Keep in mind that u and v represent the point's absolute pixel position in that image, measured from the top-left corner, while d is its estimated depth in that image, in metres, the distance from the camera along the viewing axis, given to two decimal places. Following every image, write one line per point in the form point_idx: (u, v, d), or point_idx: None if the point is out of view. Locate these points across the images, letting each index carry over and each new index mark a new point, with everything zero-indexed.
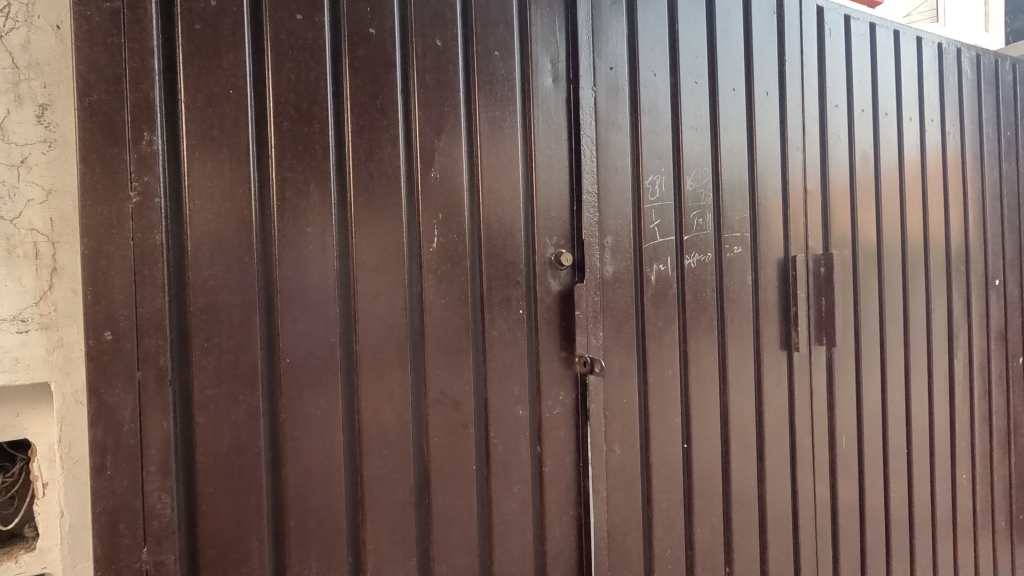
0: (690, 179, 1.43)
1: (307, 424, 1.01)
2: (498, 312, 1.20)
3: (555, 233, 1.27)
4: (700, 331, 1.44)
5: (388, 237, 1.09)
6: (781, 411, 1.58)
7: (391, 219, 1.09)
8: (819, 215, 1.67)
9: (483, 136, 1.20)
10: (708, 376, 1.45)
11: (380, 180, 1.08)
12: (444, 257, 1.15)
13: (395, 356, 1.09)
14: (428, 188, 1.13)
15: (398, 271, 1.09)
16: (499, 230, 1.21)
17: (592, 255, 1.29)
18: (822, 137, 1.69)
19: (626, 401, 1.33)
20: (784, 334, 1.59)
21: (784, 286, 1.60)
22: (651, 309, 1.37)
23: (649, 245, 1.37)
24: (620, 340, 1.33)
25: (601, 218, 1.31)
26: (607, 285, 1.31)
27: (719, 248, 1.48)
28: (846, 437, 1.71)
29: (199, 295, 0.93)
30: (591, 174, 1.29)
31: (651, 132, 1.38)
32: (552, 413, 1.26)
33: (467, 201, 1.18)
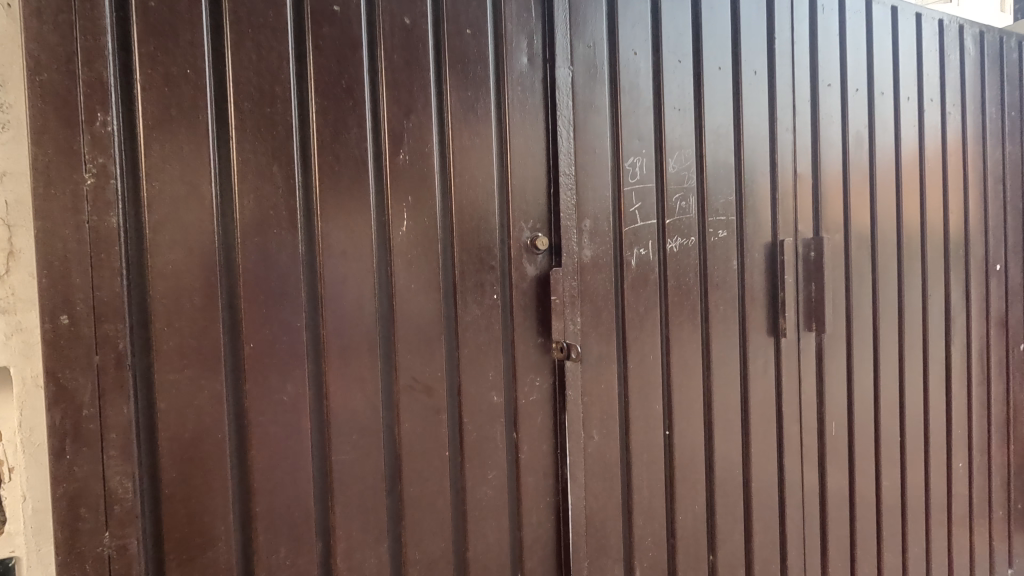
0: (672, 162, 1.40)
1: (274, 408, 1.00)
2: (471, 297, 1.18)
3: (531, 216, 1.25)
4: (682, 317, 1.41)
5: (355, 220, 1.07)
6: (768, 397, 1.55)
7: (359, 203, 1.08)
8: (809, 199, 1.63)
9: (456, 117, 1.17)
10: (691, 363, 1.43)
11: (347, 163, 1.07)
12: (414, 241, 1.13)
13: (364, 341, 1.08)
14: (397, 170, 1.11)
15: (366, 255, 1.08)
16: (472, 213, 1.19)
17: (568, 238, 1.26)
18: (814, 118, 1.64)
19: (605, 387, 1.31)
20: (770, 320, 1.56)
21: (771, 271, 1.56)
22: (632, 293, 1.34)
23: (629, 229, 1.34)
24: (598, 326, 1.30)
25: (578, 201, 1.28)
26: (585, 270, 1.28)
27: (703, 232, 1.45)
28: (837, 425, 1.68)
29: (160, 279, 0.92)
30: (568, 156, 1.27)
31: (632, 113, 1.34)
32: (528, 399, 1.25)
33: (438, 185, 1.16)
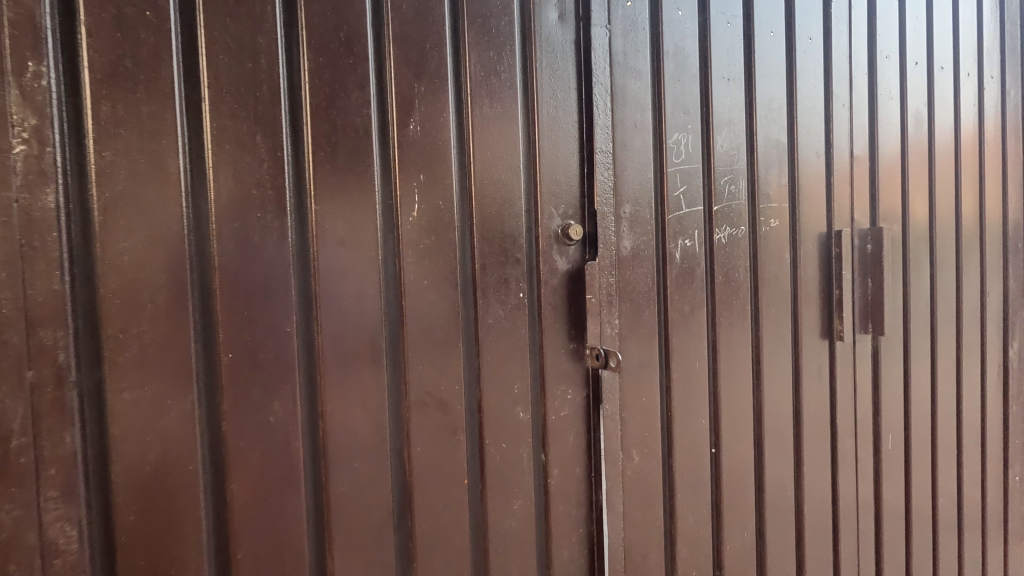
0: (719, 140, 1.21)
1: (257, 431, 0.82)
2: (493, 295, 1.00)
3: (563, 201, 1.07)
4: (730, 319, 1.24)
5: (357, 203, 0.89)
6: (822, 407, 1.38)
7: (360, 183, 0.89)
8: (866, 184, 1.45)
9: (476, 81, 0.99)
10: (739, 370, 1.25)
11: (346, 134, 0.88)
12: (427, 229, 0.94)
13: (367, 348, 0.90)
14: (406, 144, 0.93)
15: (370, 245, 0.90)
16: (494, 197, 1.00)
17: (605, 227, 1.08)
18: (871, 93, 1.45)
19: (646, 399, 1.14)
20: (825, 321, 1.39)
21: (825, 266, 1.39)
22: (675, 291, 1.17)
23: (673, 216, 1.16)
24: (638, 329, 1.13)
25: (616, 183, 1.10)
26: (623, 264, 1.11)
27: (753, 221, 1.27)
28: (893, 438, 1.51)
29: (112, 274, 0.73)
30: (604, 131, 1.09)
31: (676, 81, 1.16)
32: (559, 416, 1.07)
33: (455, 162, 0.98)
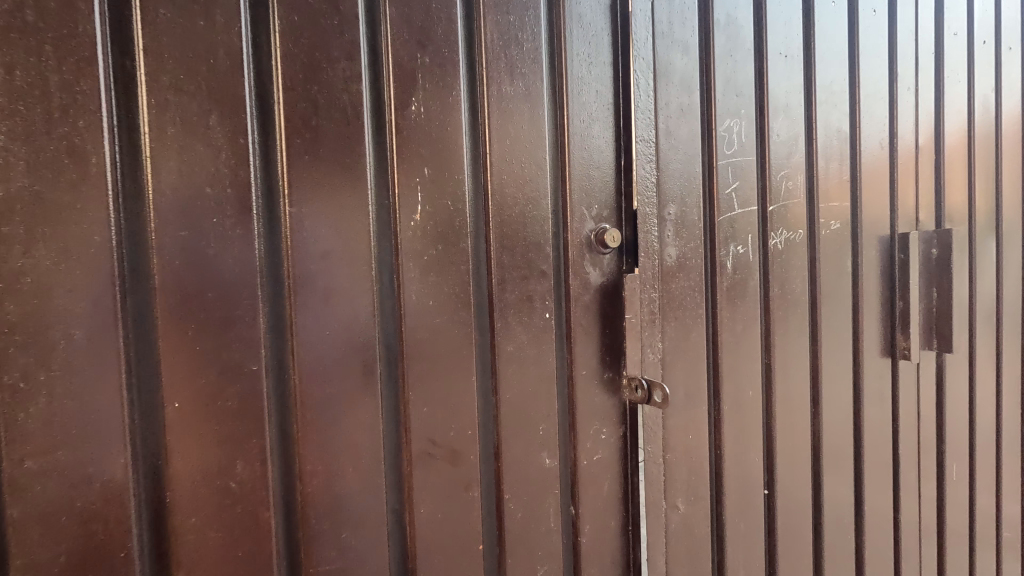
0: (775, 128, 1.03)
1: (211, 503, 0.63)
2: (514, 317, 0.81)
3: (596, 201, 0.88)
4: (786, 338, 1.06)
5: (344, 203, 0.70)
6: (883, 436, 1.21)
7: (349, 179, 0.70)
8: (931, 180, 1.27)
9: (493, 52, 0.80)
10: (795, 397, 1.08)
11: (329, 116, 0.69)
12: (433, 237, 0.76)
13: (358, 388, 0.71)
14: (406, 129, 0.74)
15: (360, 257, 0.71)
16: (515, 195, 0.81)
17: (646, 232, 0.90)
18: (937, 74, 1.27)
19: (693, 437, 0.96)
20: (886, 338, 1.21)
21: (888, 275, 1.20)
22: (726, 308, 0.99)
23: (724, 218, 0.97)
24: (684, 353, 0.95)
25: (659, 178, 0.91)
26: (667, 276, 0.92)
27: (812, 222, 1.08)
28: (957, 468, 1.34)
29: (11, 301, 0.54)
30: (646, 115, 0.90)
31: (727, 58, 0.97)
32: (591, 461, 0.89)
33: (467, 153, 0.79)
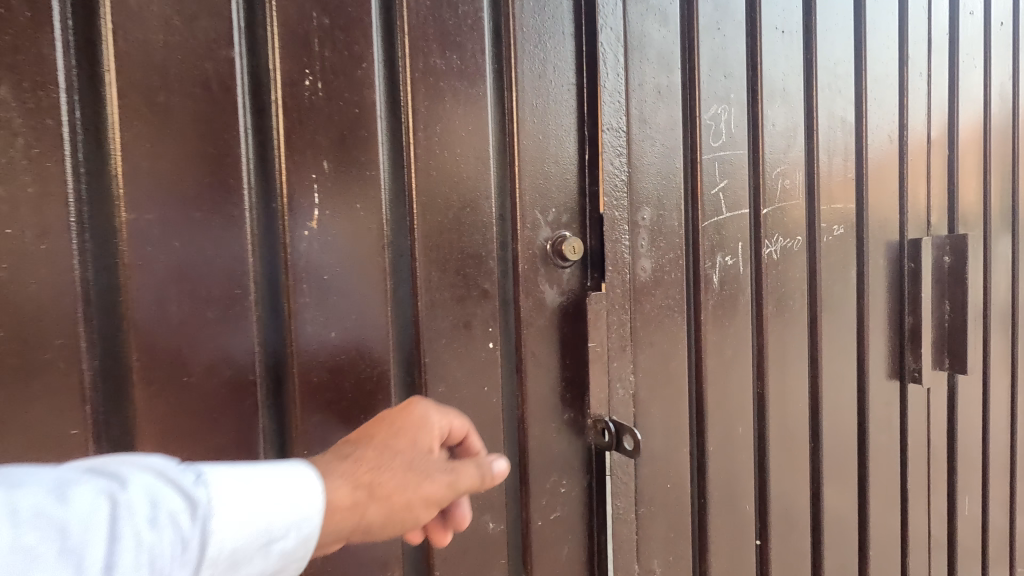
0: (770, 117, 0.87)
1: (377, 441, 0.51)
2: (446, 349, 0.65)
3: (554, 202, 0.72)
4: (783, 363, 0.91)
5: (207, 209, 0.53)
6: (889, 471, 1.07)
7: (216, 177, 0.53)
8: (944, 177, 1.12)
9: (417, 15, 0.63)
10: (792, 431, 0.93)
11: (186, 92, 0.52)
12: (336, 250, 0.59)
13: (229, 446, 0.55)
14: (297, 110, 0.57)
15: (230, 278, 0.54)
16: (448, 197, 0.65)
17: (616, 241, 0.73)
18: (952, 58, 1.11)
19: (673, 485, 0.80)
20: (894, 359, 1.06)
21: (897, 287, 1.06)
22: (713, 330, 0.83)
23: (710, 223, 0.81)
24: (662, 386, 0.79)
25: (632, 175, 0.75)
26: (641, 294, 0.76)
27: (813, 227, 0.93)
28: (968, 500, 1.21)
29: None
30: (616, 96, 0.73)
31: (713, 30, 0.81)
32: (547, 520, 0.73)
33: (383, 143, 0.62)
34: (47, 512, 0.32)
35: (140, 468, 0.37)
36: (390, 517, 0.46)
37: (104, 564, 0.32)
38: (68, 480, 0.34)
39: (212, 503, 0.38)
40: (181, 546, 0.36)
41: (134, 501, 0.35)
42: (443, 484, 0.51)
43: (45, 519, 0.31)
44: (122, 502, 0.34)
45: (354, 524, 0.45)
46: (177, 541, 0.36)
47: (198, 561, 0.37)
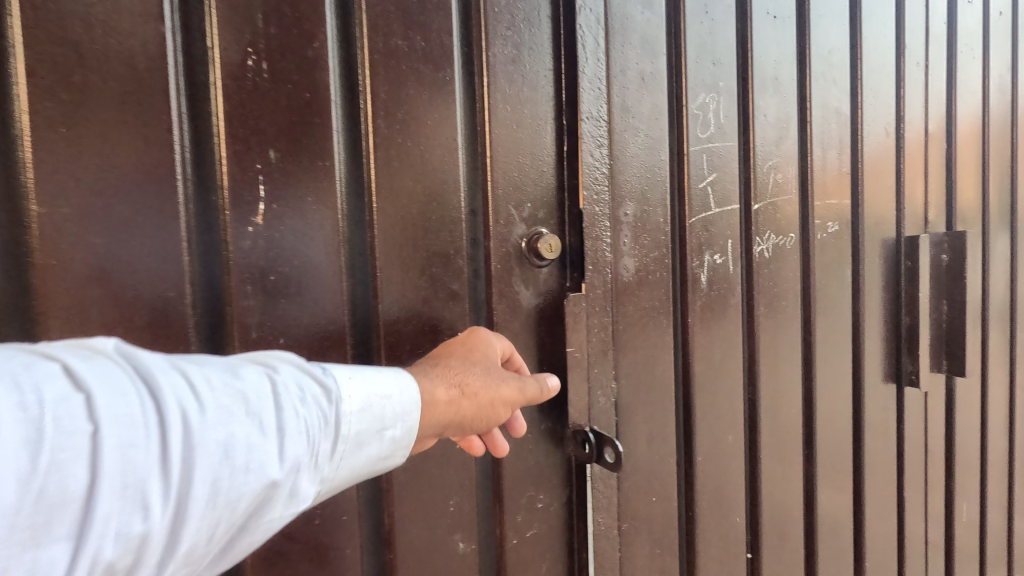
0: (761, 106, 0.82)
1: (451, 359, 0.54)
2: (410, 354, 0.61)
3: (529, 197, 0.66)
4: (776, 367, 0.86)
5: (134, 203, 0.48)
6: (886, 477, 1.03)
7: (145, 167, 0.48)
8: (942, 172, 1.08)
9: None
10: (785, 437, 0.89)
11: (109, 73, 0.46)
12: (283, 247, 0.54)
13: None
14: (238, 94, 0.51)
15: (162, 278, 0.49)
16: (410, 190, 0.61)
17: (597, 239, 0.68)
18: (950, 47, 1.07)
19: (658, 499, 0.76)
20: (890, 361, 1.02)
21: (893, 286, 1.02)
22: (701, 333, 0.78)
23: (697, 219, 0.76)
24: (647, 392, 0.74)
25: (613, 168, 0.70)
26: (624, 295, 0.71)
27: (806, 223, 0.88)
28: (966, 507, 1.17)
29: None
30: (597, 82, 0.68)
31: (701, 14, 0.76)
32: (523, 538, 0.68)
33: (339, 131, 0.57)
34: (226, 387, 0.37)
35: (280, 361, 0.42)
36: (479, 412, 0.53)
37: (273, 429, 0.38)
38: (233, 365, 0.40)
39: (341, 390, 0.43)
40: (325, 421, 0.42)
41: (285, 384, 0.40)
42: (516, 388, 0.56)
43: (226, 392, 0.37)
44: (277, 383, 0.40)
45: (446, 422, 0.52)
46: (320, 418, 0.41)
47: (334, 438, 0.42)
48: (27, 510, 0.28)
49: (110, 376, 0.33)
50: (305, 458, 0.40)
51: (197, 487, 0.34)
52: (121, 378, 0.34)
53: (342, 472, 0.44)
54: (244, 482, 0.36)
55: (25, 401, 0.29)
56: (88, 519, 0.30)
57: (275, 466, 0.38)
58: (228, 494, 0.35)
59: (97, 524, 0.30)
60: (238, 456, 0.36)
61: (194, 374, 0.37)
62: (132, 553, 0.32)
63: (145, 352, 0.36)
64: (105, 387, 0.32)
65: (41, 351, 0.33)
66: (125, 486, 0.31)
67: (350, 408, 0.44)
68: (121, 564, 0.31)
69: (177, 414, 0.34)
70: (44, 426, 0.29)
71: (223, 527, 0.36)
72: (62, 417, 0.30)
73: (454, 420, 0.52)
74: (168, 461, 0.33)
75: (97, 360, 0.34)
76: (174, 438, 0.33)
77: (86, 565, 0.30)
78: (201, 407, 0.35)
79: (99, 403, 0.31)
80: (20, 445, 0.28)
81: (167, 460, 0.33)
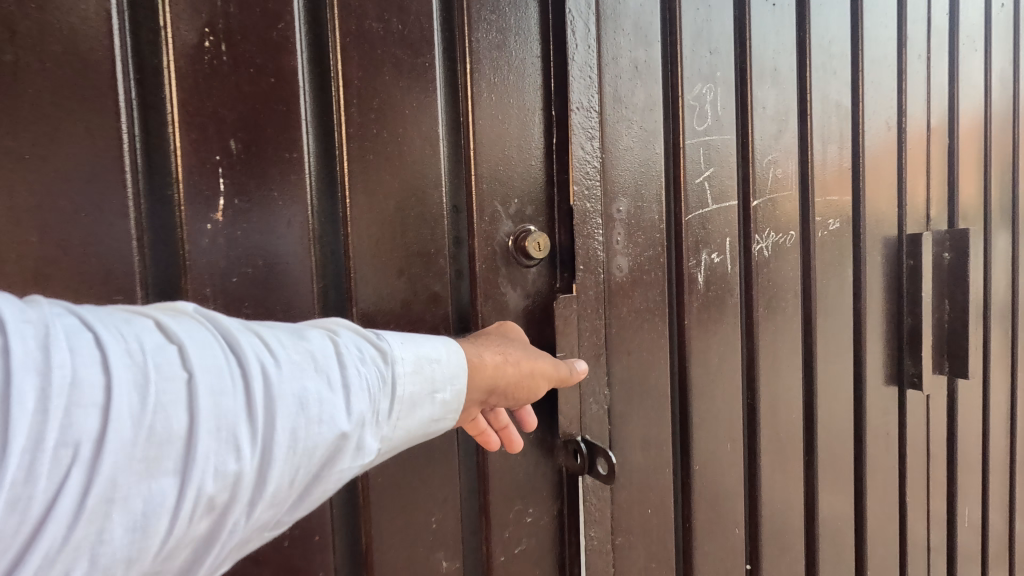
0: (760, 98, 0.79)
1: (487, 334, 0.55)
2: None
3: (515, 192, 0.62)
4: (775, 370, 0.83)
5: (81, 198, 0.45)
6: (888, 482, 0.99)
7: (92, 158, 0.45)
8: (943, 168, 1.05)
9: None
10: (785, 443, 0.85)
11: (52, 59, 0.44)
12: (245, 245, 0.51)
13: None
14: (194, 78, 0.48)
15: (110, 277, 0.46)
16: (387, 185, 0.57)
17: (588, 237, 0.64)
18: (952, 40, 1.04)
19: (654, 511, 0.72)
20: (892, 363, 0.99)
21: (895, 285, 0.98)
22: (698, 335, 0.74)
23: (694, 216, 0.73)
24: (642, 398, 0.70)
25: (606, 162, 0.65)
26: (618, 296, 0.67)
27: (806, 220, 0.85)
28: (968, 512, 1.14)
29: None
30: (588, 69, 0.63)
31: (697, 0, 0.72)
32: (511, 555, 0.64)
33: (309, 120, 0.54)
34: (296, 345, 0.38)
35: (341, 327, 0.43)
36: (521, 378, 0.53)
37: (341, 384, 0.39)
38: (300, 329, 0.41)
39: (398, 354, 0.43)
40: (385, 382, 0.42)
41: (348, 345, 0.41)
42: (552, 359, 0.56)
43: (296, 349, 0.38)
44: (341, 343, 0.41)
45: (490, 386, 0.51)
46: (382, 377, 0.42)
47: (397, 398, 0.42)
48: (139, 444, 0.30)
49: (197, 331, 0.35)
50: (373, 415, 0.41)
51: (279, 433, 0.35)
52: (206, 335, 0.36)
53: (403, 436, 0.44)
54: (318, 433, 0.36)
55: (131, 349, 0.32)
56: (187, 456, 0.32)
57: (347, 417, 0.38)
58: (307, 441, 0.36)
59: (195, 460, 0.32)
60: (313, 406, 0.37)
61: (268, 333, 0.38)
62: (229, 492, 0.33)
63: (223, 313, 0.38)
64: (195, 339, 0.34)
65: (137, 312, 0.36)
66: (218, 428, 0.33)
67: (409, 368, 0.44)
68: (220, 501, 0.33)
69: (256, 365, 0.35)
70: (147, 370, 0.31)
71: (306, 475, 0.37)
72: (162, 365, 0.32)
73: (496, 387, 0.52)
74: (252, 407, 0.34)
75: (185, 319, 0.36)
76: (256, 385, 0.35)
77: (190, 500, 0.32)
78: (276, 360, 0.37)
79: (193, 353, 0.33)
80: (129, 387, 0.30)
81: (252, 406, 0.34)
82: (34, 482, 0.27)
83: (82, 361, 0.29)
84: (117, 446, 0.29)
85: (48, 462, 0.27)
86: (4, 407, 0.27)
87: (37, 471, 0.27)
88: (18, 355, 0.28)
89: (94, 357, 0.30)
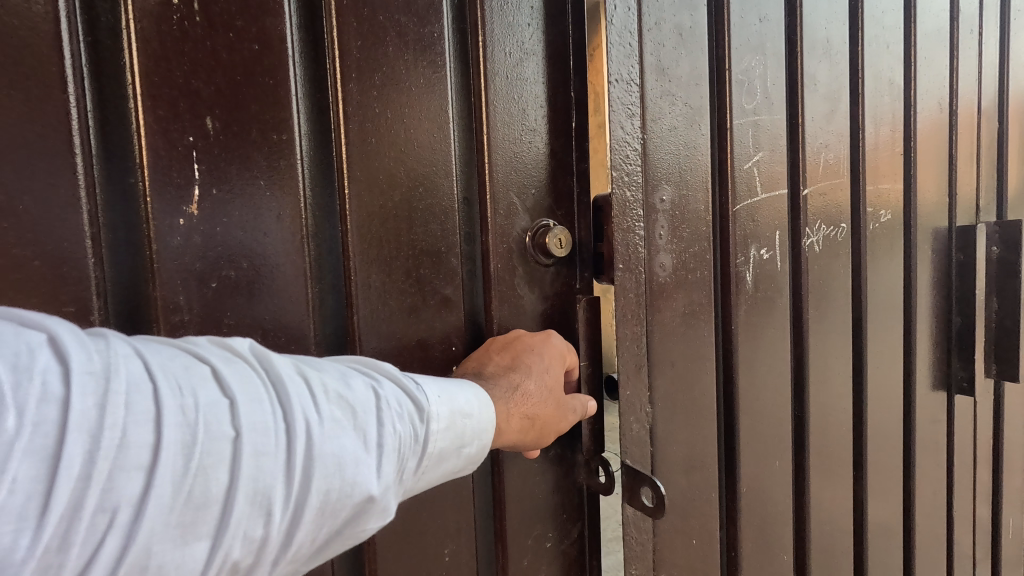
0: (811, 73, 0.70)
1: (509, 377, 0.47)
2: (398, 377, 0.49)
3: (536, 181, 0.54)
4: (825, 378, 0.75)
5: (27, 181, 0.38)
6: (936, 495, 0.92)
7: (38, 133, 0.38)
8: (994, 154, 0.96)
9: None
10: (835, 459, 0.77)
11: None
12: (227, 244, 0.43)
13: None
14: (159, 41, 0.41)
15: (65, 274, 0.39)
16: (393, 174, 0.48)
17: (630, 227, 0.54)
18: (1003, 14, 0.95)
19: (698, 541, 0.63)
20: (941, 366, 0.91)
21: (945, 282, 0.90)
22: (746, 342, 0.66)
23: (742, 206, 0.64)
24: (686, 414, 0.62)
25: (647, 142, 0.56)
26: (661, 299, 0.58)
27: (858, 212, 0.76)
28: (1014, 523, 1.06)
29: None
30: (629, 34, 0.54)
31: None
32: None
33: (301, 93, 0.46)
34: (340, 395, 0.34)
35: (381, 369, 0.39)
36: (535, 441, 0.49)
37: (378, 443, 0.34)
38: (346, 371, 0.36)
39: (434, 409, 0.38)
40: (414, 441, 0.37)
41: (389, 397, 0.36)
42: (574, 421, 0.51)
43: (340, 401, 0.34)
44: (384, 395, 0.36)
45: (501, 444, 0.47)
46: (417, 435, 0.37)
47: (428, 454, 0.38)
48: (178, 508, 0.27)
49: (247, 379, 0.31)
50: (400, 474, 0.36)
51: (313, 495, 0.31)
52: (255, 380, 0.32)
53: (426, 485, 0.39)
54: (348, 498, 0.32)
55: (184, 403, 0.28)
56: (222, 521, 0.28)
57: (378, 481, 0.34)
58: (336, 505, 0.32)
59: (228, 527, 0.28)
60: (350, 467, 0.32)
61: (315, 378, 0.34)
62: (255, 556, 0.30)
63: (276, 354, 0.34)
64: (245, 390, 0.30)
65: (191, 347, 0.32)
66: (255, 491, 0.29)
67: (444, 424, 0.39)
68: (244, 564, 0.29)
69: (301, 422, 0.31)
70: (194, 428, 0.28)
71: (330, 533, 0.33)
72: (211, 421, 0.29)
73: (515, 444, 0.47)
74: (291, 467, 0.30)
75: (238, 363, 0.32)
76: (299, 444, 0.31)
77: (216, 565, 0.28)
78: (320, 414, 0.32)
79: (242, 408, 0.30)
80: (175, 446, 0.27)
81: (292, 467, 0.30)
82: (68, 548, 0.24)
83: (131, 417, 0.26)
84: (155, 512, 0.26)
85: (83, 528, 0.24)
86: (51, 470, 0.24)
87: (73, 537, 0.24)
88: (72, 411, 0.25)
89: (144, 409, 0.27)
